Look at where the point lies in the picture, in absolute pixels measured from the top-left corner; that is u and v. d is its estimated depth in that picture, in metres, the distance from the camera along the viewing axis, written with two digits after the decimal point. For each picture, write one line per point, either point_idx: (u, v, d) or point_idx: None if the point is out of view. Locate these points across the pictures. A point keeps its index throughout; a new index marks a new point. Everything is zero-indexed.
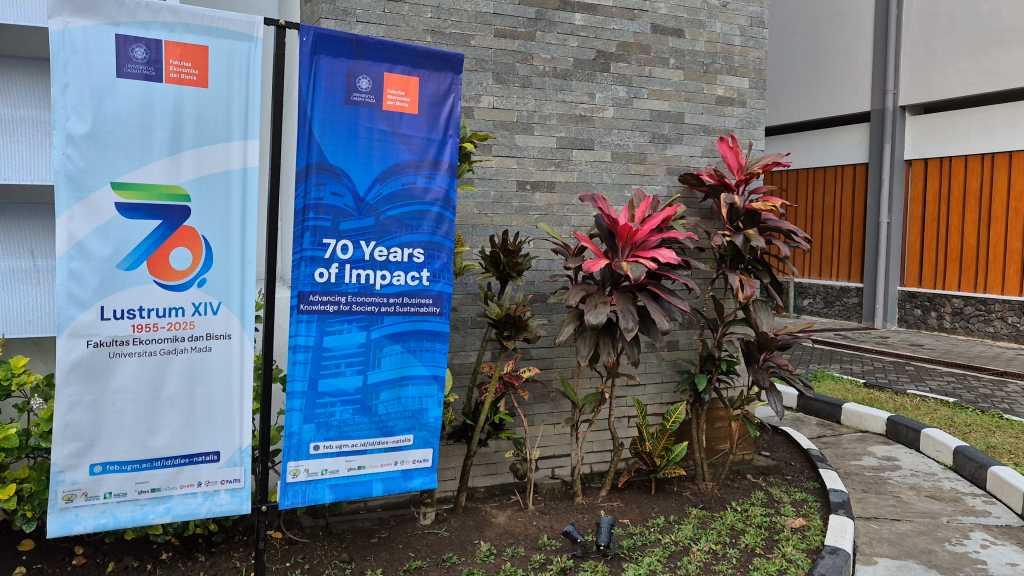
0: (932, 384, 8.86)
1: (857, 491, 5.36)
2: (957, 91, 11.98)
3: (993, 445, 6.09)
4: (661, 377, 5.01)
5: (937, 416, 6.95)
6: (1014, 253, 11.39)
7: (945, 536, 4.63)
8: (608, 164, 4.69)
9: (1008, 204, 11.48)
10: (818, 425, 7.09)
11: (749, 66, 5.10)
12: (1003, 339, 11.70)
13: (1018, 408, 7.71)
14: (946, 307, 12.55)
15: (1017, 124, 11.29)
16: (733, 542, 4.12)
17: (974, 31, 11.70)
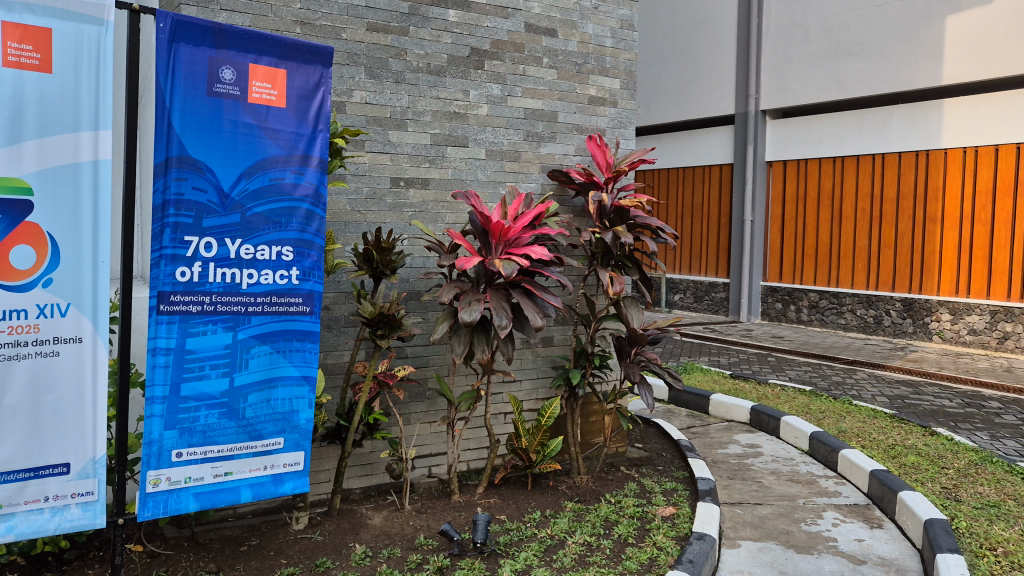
0: (790, 373, 9.38)
1: (722, 479, 5.60)
2: (811, 97, 12.75)
3: (843, 430, 6.51)
4: (536, 373, 5.07)
5: (795, 404, 7.35)
6: (863, 250, 12.29)
7: (801, 517, 4.91)
8: (482, 162, 4.69)
9: (856, 204, 12.34)
10: (687, 416, 7.36)
11: (620, 67, 5.22)
12: (853, 330, 12.49)
13: (866, 394, 8.28)
14: (803, 301, 13.29)
15: (864, 130, 12.15)
16: (607, 533, 4.22)
17: (826, 42, 12.48)
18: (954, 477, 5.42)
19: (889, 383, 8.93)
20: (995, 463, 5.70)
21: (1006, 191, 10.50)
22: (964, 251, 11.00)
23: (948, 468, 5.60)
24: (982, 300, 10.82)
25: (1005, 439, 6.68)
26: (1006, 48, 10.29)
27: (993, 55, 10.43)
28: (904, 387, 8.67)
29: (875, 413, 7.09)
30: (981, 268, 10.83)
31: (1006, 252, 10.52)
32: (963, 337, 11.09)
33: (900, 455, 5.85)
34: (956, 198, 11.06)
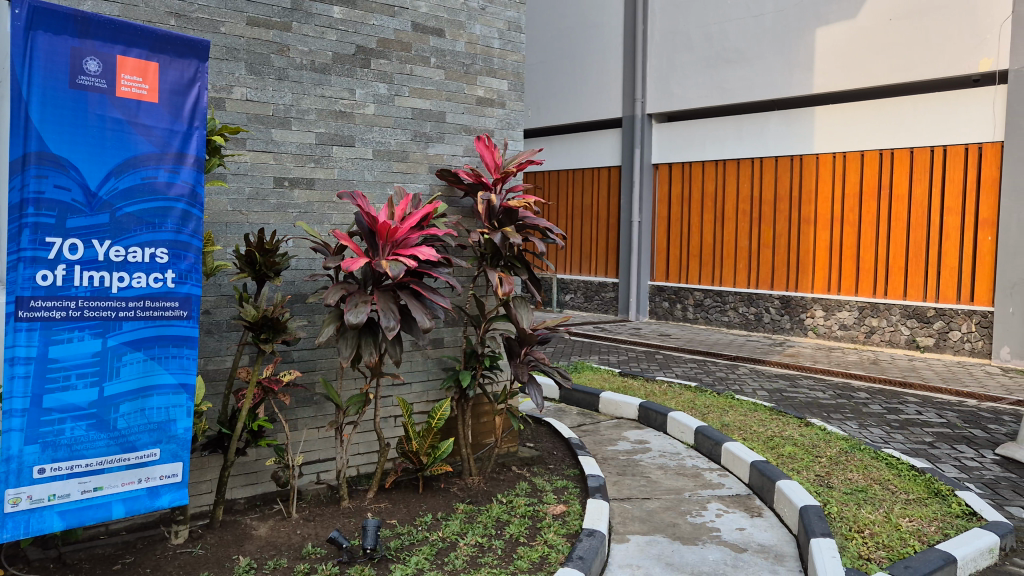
0: (677, 370, 9.67)
1: (612, 475, 5.71)
2: (694, 103, 13.19)
3: (726, 423, 6.75)
4: (426, 375, 5.03)
5: (681, 400, 7.58)
6: (744, 250, 12.81)
7: (686, 510, 5.06)
8: (369, 162, 4.62)
9: (738, 206, 12.85)
10: (578, 414, 7.47)
11: (507, 68, 5.25)
12: (736, 327, 12.99)
13: (748, 388, 8.62)
14: (689, 299, 13.71)
15: (744, 134, 12.67)
16: (498, 534, 4.23)
17: (707, 49, 12.95)
18: (826, 464, 5.71)
19: (769, 377, 9.34)
20: (863, 451, 6.05)
21: (872, 194, 11.18)
22: (835, 251, 11.63)
23: (821, 456, 5.89)
24: (852, 297, 11.47)
25: (873, 428, 7.10)
26: (871, 61, 10.95)
27: (859, 66, 11.09)
28: (782, 380, 9.09)
29: (755, 406, 7.39)
30: (850, 267, 11.48)
31: (873, 251, 11.18)
32: (835, 332, 11.71)
33: (778, 446, 6.12)
34: (827, 200, 11.69)
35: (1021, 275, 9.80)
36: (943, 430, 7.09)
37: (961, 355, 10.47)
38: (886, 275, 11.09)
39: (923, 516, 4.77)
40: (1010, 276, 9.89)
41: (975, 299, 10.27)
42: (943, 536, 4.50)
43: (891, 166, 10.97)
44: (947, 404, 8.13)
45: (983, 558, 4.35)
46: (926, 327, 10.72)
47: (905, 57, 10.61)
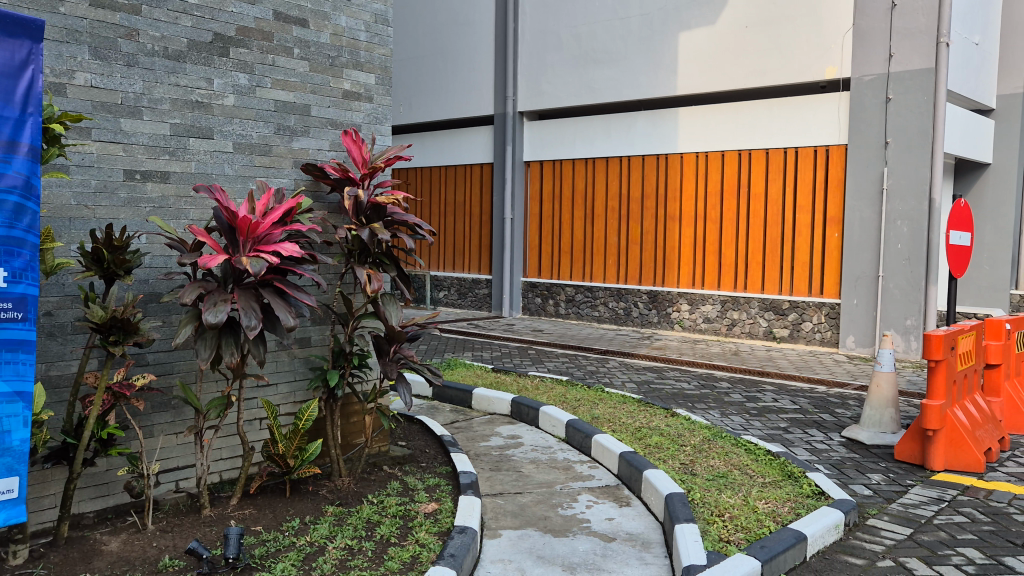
0: (549, 365, 9.81)
1: (484, 471, 5.72)
2: (564, 101, 13.43)
3: (596, 416, 6.91)
4: (292, 376, 4.88)
5: (552, 394, 7.70)
6: (613, 246, 13.16)
7: (558, 502, 5.13)
8: (229, 155, 4.43)
9: (607, 204, 13.19)
10: (451, 411, 7.44)
11: (375, 62, 5.15)
12: (606, 322, 13.30)
13: (617, 381, 8.85)
14: (560, 295, 13.92)
15: (612, 134, 13.01)
16: (369, 535, 4.15)
17: (576, 49, 13.21)
18: (690, 453, 5.93)
19: (638, 369, 9.62)
20: (724, 438, 6.32)
21: (731, 193, 11.72)
22: (698, 247, 12.14)
23: (685, 445, 6.11)
24: (714, 291, 11.98)
25: (733, 416, 7.44)
26: (728, 65, 11.47)
27: (717, 69, 11.59)
28: (649, 373, 9.39)
29: (623, 398, 7.60)
30: (712, 262, 11.99)
31: (733, 247, 11.73)
32: (699, 325, 12.18)
33: (645, 436, 6.31)
34: (690, 198, 12.17)
35: (864, 269, 10.51)
36: (796, 416, 7.52)
37: (812, 345, 11.13)
38: (746, 270, 11.65)
39: (777, 498, 5.03)
40: (855, 270, 10.60)
41: (825, 292, 10.96)
42: (796, 515, 4.76)
43: (749, 166, 11.53)
44: (800, 391, 8.62)
45: (830, 535, 4.65)
46: (782, 319, 11.33)
47: (760, 63, 11.17)
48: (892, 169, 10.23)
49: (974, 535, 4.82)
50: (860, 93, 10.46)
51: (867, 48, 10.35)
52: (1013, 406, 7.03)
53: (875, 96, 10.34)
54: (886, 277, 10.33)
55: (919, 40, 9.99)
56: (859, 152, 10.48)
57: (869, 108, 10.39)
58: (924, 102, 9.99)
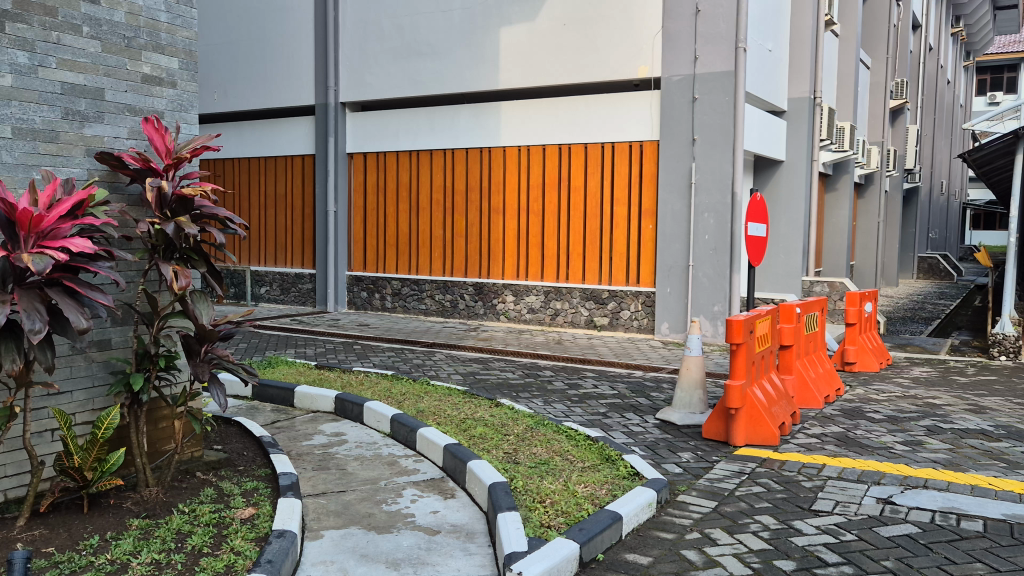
0: (375, 359, 9.68)
1: (306, 471, 5.55)
2: (387, 93, 13.28)
3: (421, 409, 6.89)
4: (90, 382, 4.51)
5: (377, 389, 7.60)
6: (439, 239, 13.18)
7: (382, 498, 5.07)
8: (6, 141, 4.03)
9: (432, 197, 13.18)
10: (272, 411, 7.18)
11: (177, 45, 4.85)
12: (432, 314, 13.28)
13: (443, 374, 8.88)
14: (387, 289, 13.75)
15: (436, 126, 13.00)
16: (178, 547, 3.92)
17: (398, 40, 13.09)
18: (513, 442, 6.04)
19: (463, 361, 9.70)
20: (546, 426, 6.49)
21: (552, 187, 12.06)
22: (522, 239, 12.40)
23: (509, 434, 6.22)
24: (538, 282, 12.29)
25: (555, 403, 7.66)
26: (547, 61, 11.76)
27: (537, 64, 11.85)
28: (475, 364, 9.49)
29: (449, 391, 7.63)
30: (536, 254, 12.30)
31: (556, 239, 12.08)
32: (524, 315, 12.43)
33: (470, 427, 6.36)
34: (514, 191, 12.40)
35: (676, 260, 11.11)
36: (614, 401, 7.85)
37: (630, 332, 11.66)
38: (567, 261, 12.04)
39: (596, 481, 5.23)
40: (667, 261, 11.18)
41: (641, 282, 11.52)
42: (612, 497, 4.97)
43: (569, 160, 11.90)
44: (619, 376, 9.02)
45: (644, 513, 4.89)
46: (602, 308, 11.81)
47: (577, 60, 11.55)
48: (699, 165, 10.87)
49: (770, 503, 5.23)
50: (669, 92, 11.02)
51: (675, 49, 10.94)
52: (804, 383, 7.69)
53: (682, 95, 10.93)
54: (695, 267, 10.97)
55: (720, 44, 10.68)
56: (669, 149, 11.06)
57: (678, 106, 10.97)
58: (726, 102, 10.69)
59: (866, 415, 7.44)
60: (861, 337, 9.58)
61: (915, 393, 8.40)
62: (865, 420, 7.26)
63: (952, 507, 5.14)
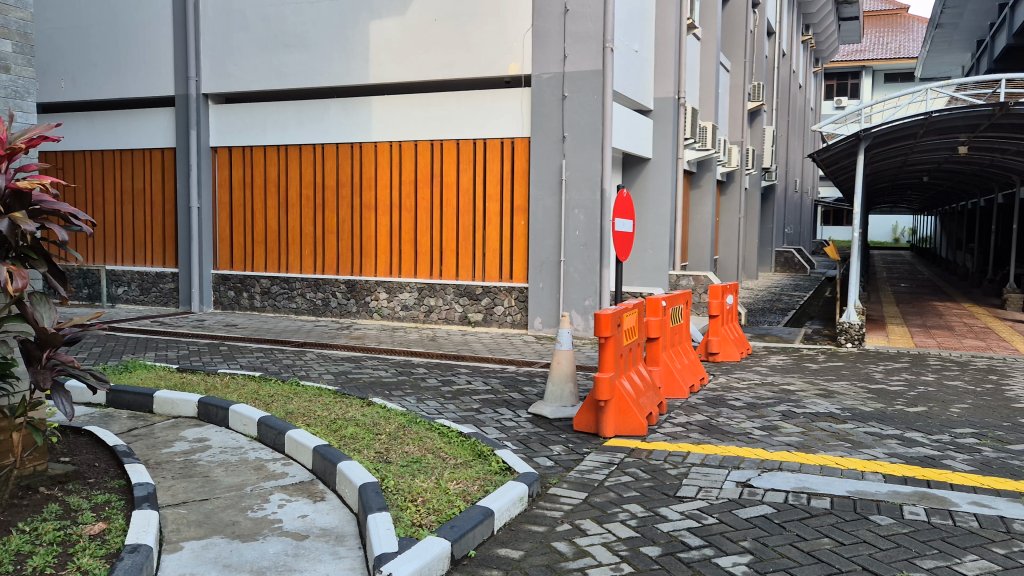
0: (241, 361, 9.33)
1: (165, 480, 5.27)
2: (252, 85, 12.82)
3: (290, 411, 6.68)
4: None
5: (243, 391, 7.32)
6: (309, 236, 12.85)
7: (247, 505, 4.88)
8: None
9: (302, 192, 12.85)
10: (128, 418, 6.79)
11: (10, 27, 4.50)
12: (303, 313, 12.90)
13: (314, 374, 8.66)
14: (255, 288, 13.26)
15: (304, 120, 12.66)
16: (16, 570, 3.63)
17: (263, 30, 12.66)
18: (385, 441, 5.95)
19: (335, 360, 9.49)
20: (419, 423, 6.43)
21: (424, 182, 12.00)
22: (395, 236, 12.27)
23: (380, 433, 6.12)
24: (411, 279, 12.19)
25: (428, 400, 7.60)
26: (419, 56, 11.68)
27: (408, 59, 11.74)
28: (347, 363, 9.30)
29: (319, 391, 7.44)
30: (409, 250, 12.19)
31: (429, 235, 12.03)
32: (397, 313, 12.28)
33: (340, 428, 6.22)
34: (386, 188, 12.26)
35: (547, 255, 11.28)
36: (488, 396, 7.87)
37: (504, 327, 11.75)
38: (441, 257, 12.01)
39: (468, 477, 5.22)
40: (539, 256, 11.33)
41: (514, 278, 11.62)
42: (484, 492, 4.98)
43: (441, 156, 11.86)
44: (492, 371, 9.06)
45: (516, 507, 4.92)
46: (475, 304, 11.84)
47: (448, 56, 11.53)
48: (569, 161, 11.06)
49: (637, 491, 5.38)
50: (539, 89, 11.16)
51: (544, 48, 11.09)
52: (670, 373, 7.96)
53: (552, 93, 11.09)
54: (566, 262, 11.17)
55: (588, 44, 10.90)
56: (540, 146, 11.20)
57: (548, 104, 11.12)
58: (594, 100, 10.92)
59: (727, 403, 7.78)
60: (723, 329, 10.01)
61: (772, 381, 8.85)
62: (726, 407, 7.59)
63: (803, 486, 5.45)
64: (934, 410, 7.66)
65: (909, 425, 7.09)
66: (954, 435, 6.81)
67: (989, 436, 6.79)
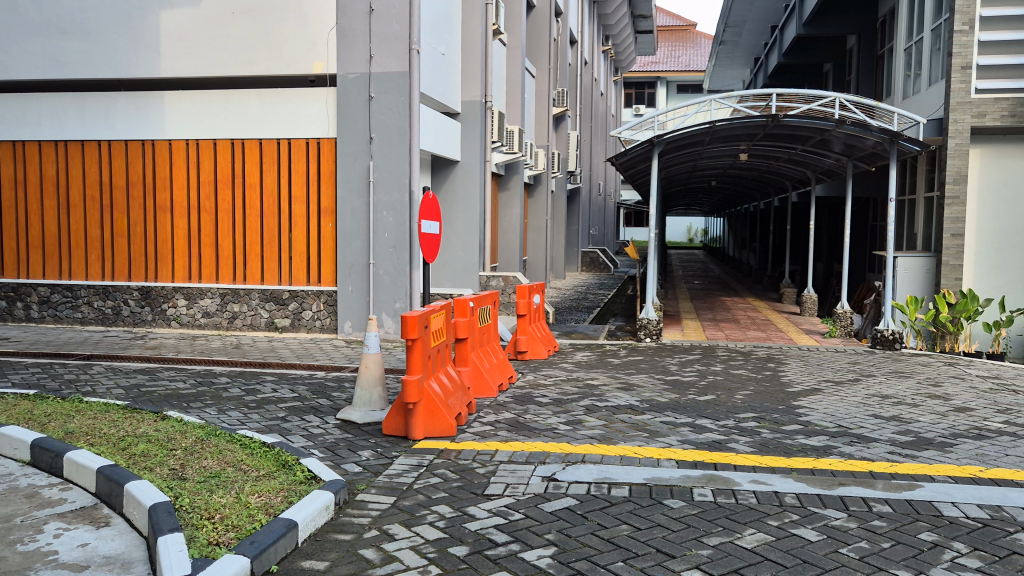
0: (15, 378, 8.44)
1: None
2: (23, 74, 11.67)
3: (70, 430, 6.12)
4: None
5: (15, 412, 6.63)
6: (95, 240, 11.87)
7: (17, 538, 4.41)
8: None
9: (85, 191, 11.85)
10: None
11: None
12: (90, 324, 11.83)
13: (100, 389, 7.98)
14: (32, 297, 11.99)
15: (86, 114, 11.67)
16: None
17: (35, 14, 11.57)
18: (180, 456, 5.60)
19: (126, 373, 8.82)
20: (219, 436, 6.11)
21: (225, 183, 11.46)
22: (193, 239, 11.61)
23: (175, 449, 5.75)
24: (212, 284, 11.56)
25: (230, 411, 7.24)
26: (216, 51, 11.16)
27: (204, 53, 11.19)
28: (140, 375, 8.66)
29: (105, 407, 6.87)
30: (209, 254, 11.58)
31: (230, 238, 11.50)
32: (197, 320, 11.61)
33: (129, 445, 5.78)
34: (182, 188, 11.59)
35: (356, 258, 11.09)
36: (294, 404, 7.62)
37: (313, 332, 11.41)
38: (244, 261, 11.50)
39: (270, 489, 5.02)
40: (348, 259, 11.12)
41: (323, 281, 11.34)
42: (287, 504, 4.80)
43: (242, 155, 11.37)
44: (299, 378, 8.77)
45: (321, 516, 4.79)
46: (282, 309, 11.42)
47: (248, 52, 11.09)
48: (376, 163, 10.93)
49: (446, 492, 5.39)
50: (345, 89, 10.95)
51: (349, 47, 10.90)
52: (478, 373, 8.06)
53: (358, 94, 10.91)
54: (375, 264, 11.04)
55: (394, 45, 10.82)
56: (346, 147, 10.99)
57: (353, 104, 10.93)
58: (400, 101, 10.86)
59: (534, 400, 8.00)
60: (531, 328, 10.28)
61: (577, 376, 9.21)
62: (533, 404, 7.79)
63: (604, 477, 5.69)
64: (721, 397, 8.26)
65: (699, 413, 7.61)
66: (737, 419, 7.39)
67: (767, 419, 7.42)
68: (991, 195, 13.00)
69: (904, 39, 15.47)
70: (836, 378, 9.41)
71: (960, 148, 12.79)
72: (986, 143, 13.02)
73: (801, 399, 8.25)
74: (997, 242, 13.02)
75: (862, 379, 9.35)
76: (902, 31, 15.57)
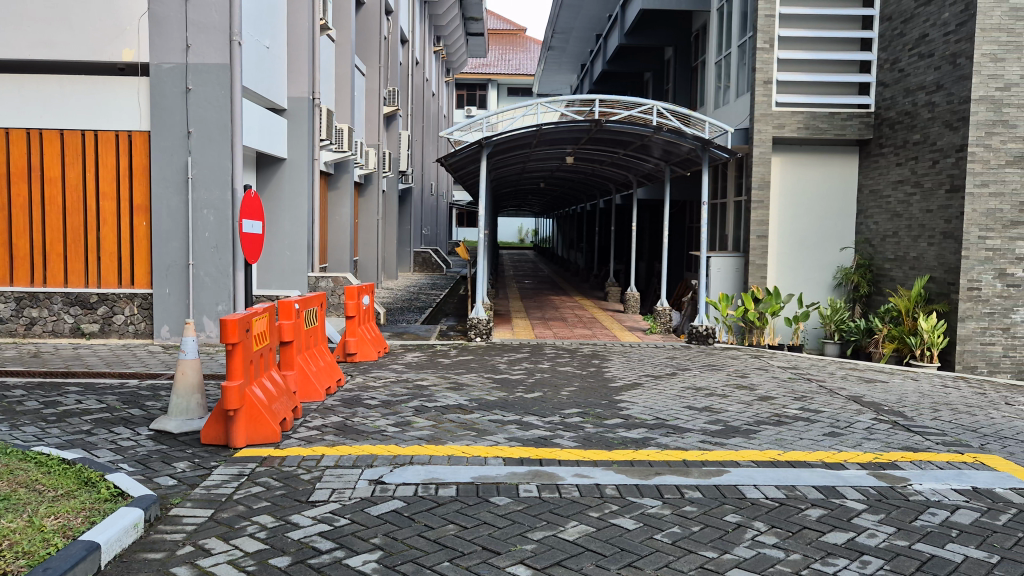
0: None
1: None
2: None
3: None
4: None
5: None
6: None
7: None
8: None
9: None
10: None
11: None
12: None
13: None
14: None
15: None
16: None
17: None
18: None
19: None
20: (10, 455, 5.59)
21: (20, 176, 10.51)
22: None
23: None
24: (6, 287, 10.55)
25: (26, 426, 6.63)
26: (7, 32, 10.22)
27: None
28: None
29: None
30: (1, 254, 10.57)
31: (27, 236, 10.56)
32: None
33: None
34: None
35: (174, 258, 10.50)
36: (101, 415, 7.10)
37: (125, 338, 10.68)
38: (44, 262, 10.59)
39: (70, 510, 4.65)
40: (164, 259, 10.50)
41: (136, 283, 10.66)
42: (89, 524, 4.47)
43: (40, 147, 10.47)
44: (107, 388, 8.18)
45: (128, 535, 4.49)
46: (89, 313, 10.58)
47: (47, 35, 10.25)
48: (195, 159, 10.39)
49: (268, 501, 5.21)
50: (159, 80, 10.32)
51: (162, 34, 10.28)
52: (305, 377, 7.86)
53: (173, 85, 10.32)
54: (195, 265, 10.50)
55: (213, 35, 10.33)
56: (161, 140, 10.37)
57: (169, 96, 10.33)
58: (221, 95, 10.38)
59: (363, 402, 7.88)
60: (360, 329, 10.12)
61: (407, 377, 9.16)
62: (362, 407, 7.69)
63: (431, 477, 5.70)
64: (547, 394, 8.49)
65: (526, 410, 7.79)
66: (563, 415, 7.62)
67: (590, 414, 7.70)
68: (790, 199, 14.13)
69: (714, 53, 16.54)
70: (655, 373, 9.93)
71: (763, 156, 13.78)
72: (786, 152, 14.14)
73: (622, 393, 8.63)
74: (796, 243, 14.17)
75: (678, 373, 9.91)
76: (712, 45, 16.63)
